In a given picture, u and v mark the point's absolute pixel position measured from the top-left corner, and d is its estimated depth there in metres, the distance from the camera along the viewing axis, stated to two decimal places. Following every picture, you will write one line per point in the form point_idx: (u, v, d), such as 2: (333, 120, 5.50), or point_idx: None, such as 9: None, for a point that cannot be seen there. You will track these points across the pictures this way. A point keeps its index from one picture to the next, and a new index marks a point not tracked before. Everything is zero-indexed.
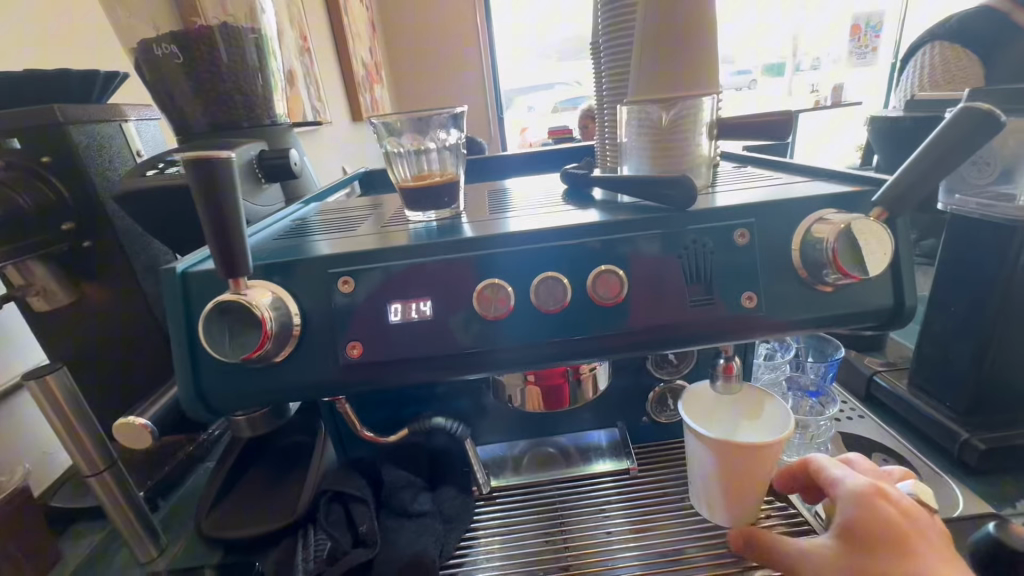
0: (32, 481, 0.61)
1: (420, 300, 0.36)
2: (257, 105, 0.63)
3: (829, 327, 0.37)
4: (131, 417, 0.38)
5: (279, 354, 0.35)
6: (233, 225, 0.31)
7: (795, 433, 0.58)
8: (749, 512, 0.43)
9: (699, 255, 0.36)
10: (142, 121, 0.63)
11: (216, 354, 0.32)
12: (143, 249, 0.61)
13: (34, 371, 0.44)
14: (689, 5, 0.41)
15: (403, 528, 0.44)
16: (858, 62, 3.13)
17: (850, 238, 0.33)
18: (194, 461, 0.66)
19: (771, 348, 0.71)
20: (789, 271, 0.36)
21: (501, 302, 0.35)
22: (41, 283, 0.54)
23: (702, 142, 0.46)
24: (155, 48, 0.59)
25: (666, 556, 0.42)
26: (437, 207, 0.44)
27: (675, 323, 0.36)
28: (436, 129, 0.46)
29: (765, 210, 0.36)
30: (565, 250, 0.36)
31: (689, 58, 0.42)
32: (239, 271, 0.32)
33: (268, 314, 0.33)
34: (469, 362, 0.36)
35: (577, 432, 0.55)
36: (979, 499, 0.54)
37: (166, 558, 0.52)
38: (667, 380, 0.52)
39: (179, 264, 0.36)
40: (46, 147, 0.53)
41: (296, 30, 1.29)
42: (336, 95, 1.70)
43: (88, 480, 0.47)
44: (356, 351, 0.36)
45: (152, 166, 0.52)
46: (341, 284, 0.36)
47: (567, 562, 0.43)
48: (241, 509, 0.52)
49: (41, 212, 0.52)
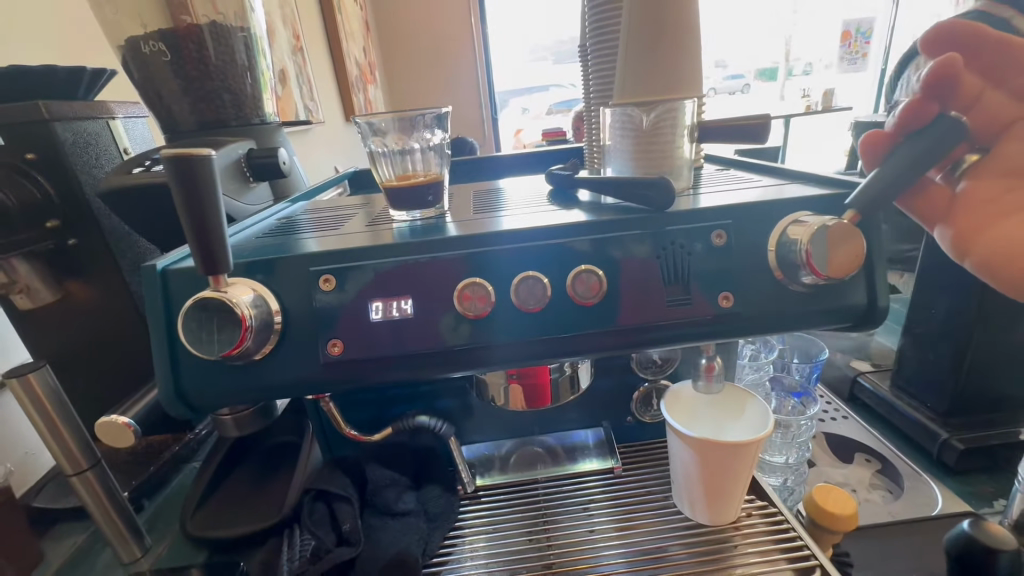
0: (15, 481, 0.61)
1: (402, 299, 0.36)
2: (245, 104, 0.63)
3: (806, 328, 0.37)
4: (112, 415, 0.38)
5: (259, 351, 0.35)
6: (215, 225, 0.31)
7: (777, 434, 0.59)
8: (728, 510, 0.44)
9: (679, 256, 0.36)
10: (130, 118, 0.63)
11: (198, 351, 0.32)
12: (130, 248, 0.61)
13: (17, 369, 0.43)
14: (669, 12, 0.42)
15: (387, 526, 0.44)
16: (846, 69, 3.14)
17: (824, 240, 0.33)
18: (180, 461, 0.65)
19: (756, 348, 0.71)
20: (766, 272, 0.37)
21: (482, 301, 0.36)
22: (25, 280, 0.53)
23: (683, 144, 0.46)
24: (142, 45, 0.59)
25: (648, 555, 0.43)
26: (421, 206, 0.44)
27: (658, 322, 0.36)
28: (421, 130, 0.46)
29: (742, 212, 0.37)
30: (547, 249, 0.36)
31: (671, 61, 0.42)
32: (220, 269, 0.32)
33: (247, 311, 0.33)
34: (453, 359, 0.37)
35: (564, 431, 0.54)
36: (957, 498, 0.55)
37: (151, 558, 0.52)
38: (651, 380, 0.52)
39: (159, 262, 0.36)
40: (31, 144, 0.53)
41: (288, 28, 1.29)
42: (329, 94, 1.69)
43: (70, 479, 0.47)
44: (337, 348, 0.36)
45: (138, 164, 0.52)
46: (322, 283, 0.36)
47: (550, 559, 0.43)
48: (226, 510, 0.52)
49: (25, 211, 0.52)
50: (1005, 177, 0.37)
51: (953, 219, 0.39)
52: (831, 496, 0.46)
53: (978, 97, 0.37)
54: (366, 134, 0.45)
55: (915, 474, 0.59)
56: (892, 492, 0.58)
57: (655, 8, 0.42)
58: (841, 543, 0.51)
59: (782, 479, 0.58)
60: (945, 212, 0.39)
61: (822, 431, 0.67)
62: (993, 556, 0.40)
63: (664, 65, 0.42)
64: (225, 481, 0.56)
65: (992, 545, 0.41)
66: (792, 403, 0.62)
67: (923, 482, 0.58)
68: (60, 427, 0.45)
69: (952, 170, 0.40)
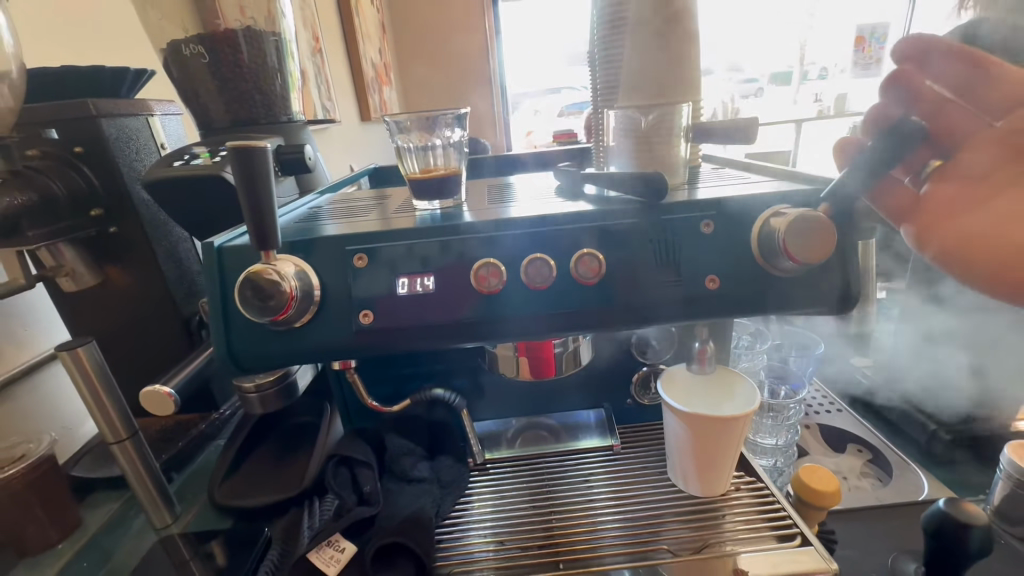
0: (56, 450, 0.66)
1: (424, 276, 0.40)
2: (275, 104, 0.67)
3: (791, 310, 0.41)
4: (157, 386, 0.42)
5: (300, 319, 0.39)
6: (268, 208, 0.36)
7: (768, 417, 0.63)
8: (720, 482, 0.47)
9: (673, 244, 0.40)
10: (166, 115, 0.68)
11: (249, 314, 0.37)
12: (165, 236, 0.65)
13: (66, 343, 0.47)
14: (671, 28, 0.47)
15: (404, 490, 0.48)
16: (862, 74, 2.71)
17: (798, 231, 0.37)
18: (205, 439, 0.69)
19: (751, 336, 0.76)
20: (751, 259, 0.40)
21: (495, 278, 0.40)
22: (70, 265, 0.59)
23: (680, 145, 0.50)
24: (183, 48, 0.63)
25: (643, 522, 0.46)
26: (441, 197, 0.48)
27: (654, 304, 0.40)
28: (442, 127, 0.50)
29: (731, 204, 0.40)
30: (553, 234, 0.40)
31: (672, 75, 0.48)
32: (270, 245, 0.37)
33: (293, 285, 0.37)
34: (467, 331, 0.41)
35: (566, 411, 0.59)
36: (942, 486, 0.58)
37: (180, 525, 0.57)
38: (650, 363, 0.56)
39: (216, 240, 0.40)
40: (78, 139, 0.58)
41: (308, 31, 1.34)
42: (345, 93, 1.74)
43: (111, 446, 0.51)
44: (367, 318, 0.40)
45: (178, 159, 0.55)
46: (356, 261, 0.40)
47: (552, 523, 0.47)
48: (251, 481, 0.57)
49: (72, 199, 0.57)
50: (966, 183, 0.45)
51: (920, 217, 0.46)
52: (816, 475, 0.49)
53: (940, 106, 0.47)
54: (393, 131, 0.50)
55: (904, 463, 0.62)
56: (881, 479, 0.61)
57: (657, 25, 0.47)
58: (827, 522, 0.54)
59: (772, 460, 0.62)
60: (914, 209, 0.46)
61: (814, 422, 0.69)
62: (967, 532, 0.42)
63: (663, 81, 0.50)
64: (252, 454, 0.61)
65: (967, 521, 0.42)
66: (785, 391, 0.66)
67: (912, 471, 0.60)
68: (104, 399, 0.49)
69: (919, 173, 0.49)
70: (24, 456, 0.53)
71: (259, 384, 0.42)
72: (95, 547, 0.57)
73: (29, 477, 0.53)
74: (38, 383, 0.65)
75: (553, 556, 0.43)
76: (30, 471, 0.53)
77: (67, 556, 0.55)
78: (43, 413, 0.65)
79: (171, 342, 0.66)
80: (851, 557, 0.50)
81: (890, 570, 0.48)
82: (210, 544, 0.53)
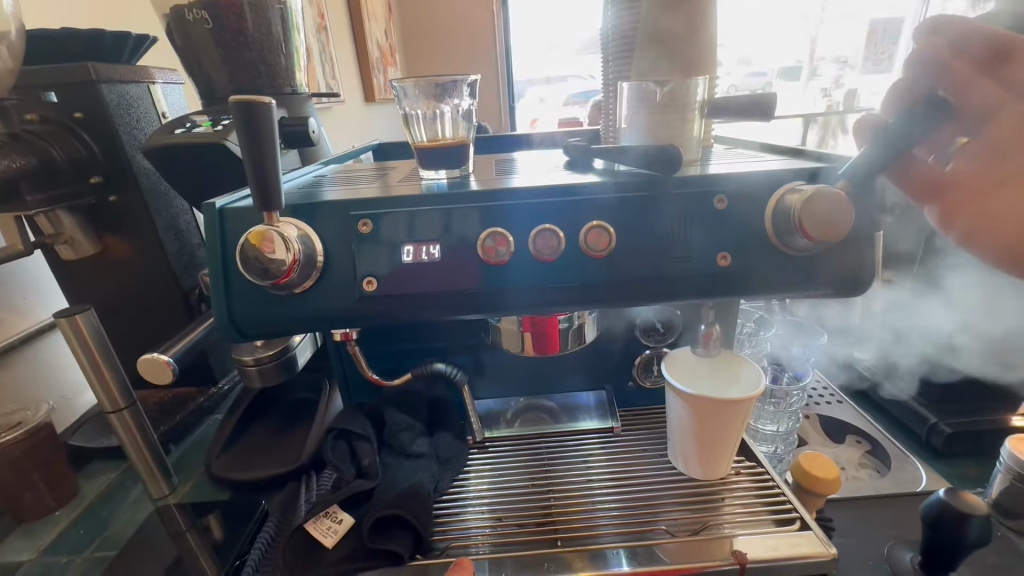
0: (56, 418, 0.66)
1: (430, 244, 0.39)
2: (280, 75, 0.66)
3: (797, 291, 0.40)
4: (155, 354, 0.42)
5: (302, 285, 0.39)
6: (270, 170, 0.35)
7: (771, 404, 0.64)
8: (721, 466, 0.47)
9: (683, 219, 0.40)
10: (168, 84, 0.66)
11: (250, 277, 0.36)
12: (166, 207, 0.64)
13: (63, 309, 0.46)
14: (685, 13, 0.48)
15: (403, 465, 0.48)
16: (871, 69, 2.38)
17: (813, 208, 0.36)
18: (204, 412, 0.69)
19: (753, 326, 0.77)
20: (762, 239, 0.40)
21: (502, 248, 0.39)
22: (69, 232, 0.58)
23: (694, 121, 0.48)
24: (186, 13, 0.61)
25: (643, 505, 0.46)
26: (448, 166, 0.47)
27: (663, 280, 0.40)
28: (451, 94, 0.49)
29: (743, 181, 0.40)
30: (562, 206, 0.39)
31: (683, 54, 0.49)
32: (273, 206, 0.36)
33: (295, 251, 0.36)
34: (470, 301, 0.40)
35: (567, 393, 0.59)
36: (940, 478, 0.58)
37: (178, 496, 0.56)
38: (653, 346, 0.56)
39: (218, 201, 0.39)
40: (78, 104, 0.56)
41: (313, 5, 1.32)
42: (349, 72, 1.71)
43: (108, 417, 0.49)
44: (371, 285, 0.40)
45: (179, 126, 0.54)
46: (360, 226, 0.39)
47: (550, 502, 0.46)
48: (249, 454, 0.56)
49: (72, 165, 0.56)
50: (987, 159, 0.46)
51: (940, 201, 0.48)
52: (816, 461, 0.49)
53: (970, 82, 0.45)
54: (402, 98, 0.49)
55: (902, 454, 0.61)
56: (879, 470, 0.61)
57: (674, 8, 0.48)
58: (825, 510, 0.54)
59: (773, 447, 0.63)
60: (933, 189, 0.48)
61: (814, 413, 0.69)
62: (966, 523, 0.40)
63: (677, 60, 0.49)
64: (250, 427, 0.60)
65: (967, 511, 0.41)
66: (788, 377, 0.66)
67: (910, 462, 0.60)
68: (101, 367, 0.47)
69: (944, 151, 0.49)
70: (21, 423, 0.53)
71: (259, 357, 0.46)
72: (92, 516, 0.55)
73: (23, 445, 0.52)
74: (37, 351, 0.64)
75: (550, 534, 0.43)
76: (27, 438, 0.52)
77: (65, 523, 0.55)
78: (41, 381, 0.65)
79: (172, 315, 0.66)
80: (846, 545, 0.50)
81: (886, 559, 0.48)
82: (208, 517, 0.52)
